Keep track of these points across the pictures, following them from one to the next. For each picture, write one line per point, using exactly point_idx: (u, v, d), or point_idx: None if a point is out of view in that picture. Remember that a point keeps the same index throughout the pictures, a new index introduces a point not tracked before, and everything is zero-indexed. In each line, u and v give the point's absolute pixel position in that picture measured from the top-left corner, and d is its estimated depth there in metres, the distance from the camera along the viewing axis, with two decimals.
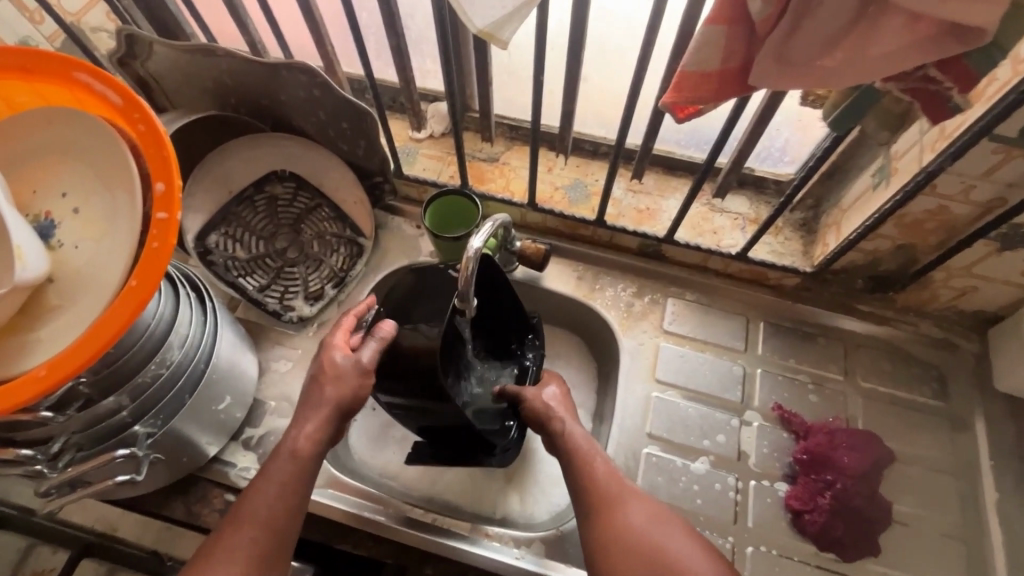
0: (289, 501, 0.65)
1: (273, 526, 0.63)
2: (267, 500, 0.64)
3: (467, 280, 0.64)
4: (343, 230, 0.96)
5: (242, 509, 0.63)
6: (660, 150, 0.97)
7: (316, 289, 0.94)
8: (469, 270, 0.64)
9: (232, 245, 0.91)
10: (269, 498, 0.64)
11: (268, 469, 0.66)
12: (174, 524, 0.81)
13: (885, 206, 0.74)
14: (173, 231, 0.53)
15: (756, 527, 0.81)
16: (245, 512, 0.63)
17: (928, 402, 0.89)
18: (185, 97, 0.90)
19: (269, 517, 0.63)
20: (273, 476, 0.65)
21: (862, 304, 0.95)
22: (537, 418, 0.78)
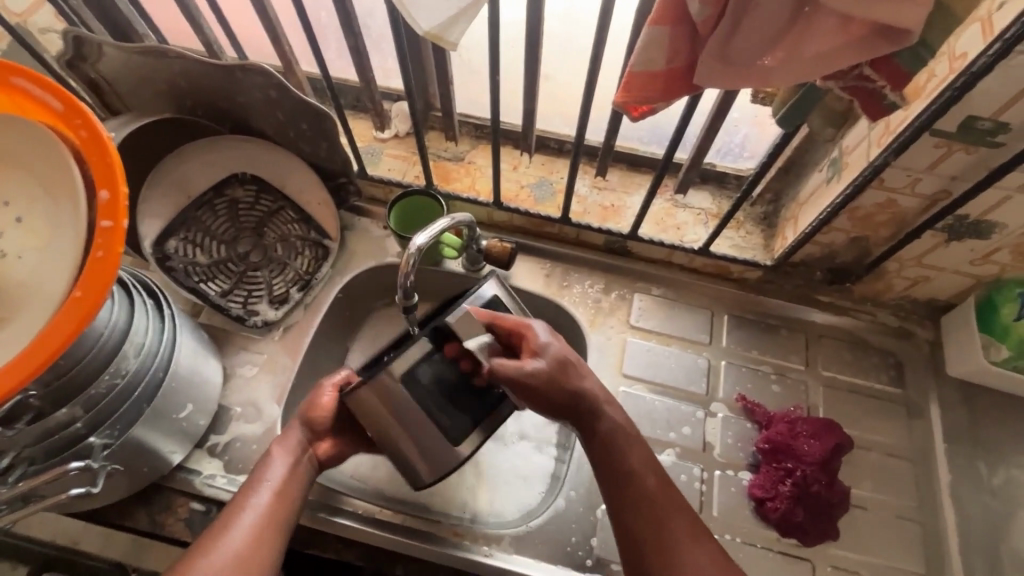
0: (283, 492, 0.67)
1: (271, 517, 0.64)
2: (263, 492, 0.66)
3: (406, 271, 0.71)
4: (308, 232, 0.95)
5: (237, 506, 0.64)
6: (623, 147, 0.98)
7: (281, 293, 0.93)
8: (408, 265, 0.70)
9: (194, 251, 0.90)
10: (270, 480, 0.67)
11: (259, 469, 0.69)
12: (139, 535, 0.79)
13: (837, 200, 0.75)
14: (119, 240, 0.52)
15: (720, 516, 0.83)
16: (245, 504, 0.64)
17: (885, 388, 0.92)
18: (139, 100, 0.88)
19: (267, 506, 0.65)
20: (267, 473, 0.68)
21: (821, 295, 0.97)
22: (559, 402, 0.69)
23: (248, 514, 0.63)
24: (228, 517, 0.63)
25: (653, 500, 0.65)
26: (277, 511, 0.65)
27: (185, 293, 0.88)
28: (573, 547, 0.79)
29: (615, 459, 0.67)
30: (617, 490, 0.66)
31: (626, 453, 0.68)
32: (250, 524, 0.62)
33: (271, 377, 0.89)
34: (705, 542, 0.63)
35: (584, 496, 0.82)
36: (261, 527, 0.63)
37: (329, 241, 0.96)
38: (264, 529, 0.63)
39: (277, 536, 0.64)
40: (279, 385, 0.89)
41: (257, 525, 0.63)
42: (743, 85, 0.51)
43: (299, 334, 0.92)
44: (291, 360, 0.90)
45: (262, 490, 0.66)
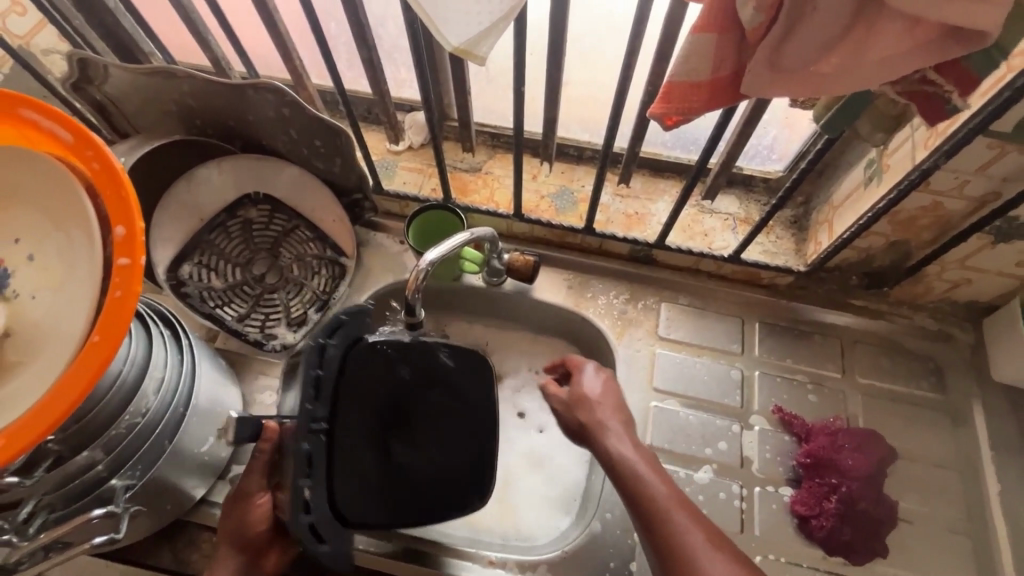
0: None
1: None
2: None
3: (415, 290, 0.64)
4: (323, 251, 0.93)
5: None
6: (646, 152, 0.95)
7: (297, 315, 0.90)
8: (418, 281, 0.63)
9: (208, 275, 0.87)
10: None
11: None
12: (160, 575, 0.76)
13: (878, 204, 0.72)
14: (137, 278, 0.49)
15: (762, 535, 0.79)
16: None
17: (926, 395, 0.89)
18: (147, 120, 0.85)
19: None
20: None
21: (856, 300, 0.93)
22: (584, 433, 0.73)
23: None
24: None
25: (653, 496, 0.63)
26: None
27: (201, 319, 0.86)
28: (611, 572, 0.76)
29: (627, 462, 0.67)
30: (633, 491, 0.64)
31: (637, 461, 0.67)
32: None
33: None
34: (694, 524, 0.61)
35: (619, 519, 0.80)
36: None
37: (347, 259, 0.93)
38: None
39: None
40: None
41: None
42: (798, 94, 0.47)
43: None
44: None
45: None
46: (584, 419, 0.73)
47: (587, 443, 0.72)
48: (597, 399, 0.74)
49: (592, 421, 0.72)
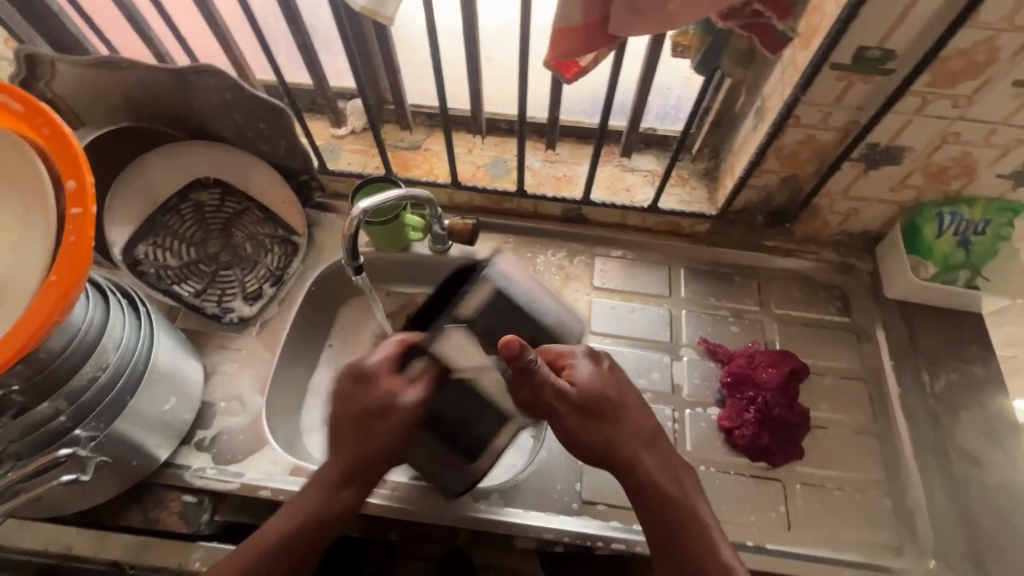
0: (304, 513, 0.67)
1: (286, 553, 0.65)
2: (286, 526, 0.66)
3: (351, 236, 0.75)
4: (274, 229, 0.99)
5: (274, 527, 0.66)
6: (569, 120, 1.04)
7: (253, 289, 0.96)
8: (352, 228, 0.74)
9: (164, 255, 0.92)
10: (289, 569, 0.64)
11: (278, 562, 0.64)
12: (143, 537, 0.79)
13: (762, 142, 0.82)
14: (90, 225, 0.55)
15: (694, 449, 0.87)
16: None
17: (833, 318, 1.00)
18: (96, 114, 0.90)
19: (303, 527, 0.66)
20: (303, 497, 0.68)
21: (767, 240, 1.03)
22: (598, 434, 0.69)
23: (267, 545, 0.64)
24: None
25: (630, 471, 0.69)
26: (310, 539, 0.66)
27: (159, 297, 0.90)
28: (559, 493, 0.83)
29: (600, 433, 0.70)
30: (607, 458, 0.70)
31: (660, 480, 0.68)
32: None
33: (253, 370, 0.92)
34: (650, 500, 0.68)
35: (564, 446, 0.86)
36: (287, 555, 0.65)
37: (298, 236, 1.00)
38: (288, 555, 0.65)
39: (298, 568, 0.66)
40: (261, 376, 0.92)
41: None
42: (654, 31, 0.56)
43: (275, 328, 0.95)
44: (270, 353, 0.93)
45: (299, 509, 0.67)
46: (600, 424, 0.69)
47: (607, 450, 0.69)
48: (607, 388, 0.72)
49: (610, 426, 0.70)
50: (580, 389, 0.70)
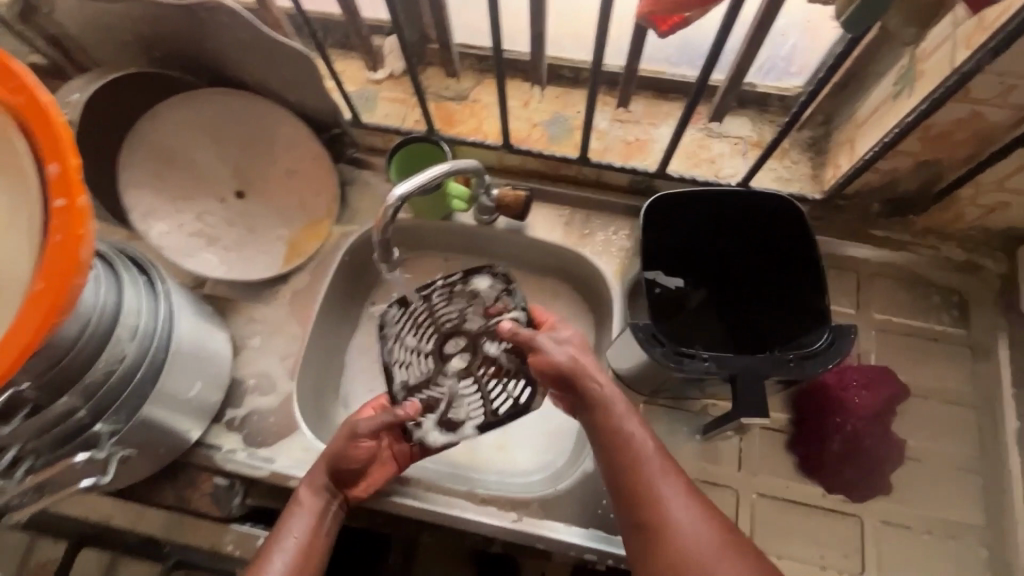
0: (311, 547, 0.65)
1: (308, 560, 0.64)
2: (291, 544, 0.63)
3: (385, 226, 0.65)
4: (497, 285, 0.81)
5: (270, 550, 0.63)
6: (647, 71, 0.86)
7: (462, 418, 0.75)
8: (385, 219, 0.64)
9: (414, 340, 0.81)
10: (293, 535, 0.64)
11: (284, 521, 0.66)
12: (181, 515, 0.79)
13: (908, 118, 0.64)
14: (78, 221, 0.47)
15: (761, 473, 0.77)
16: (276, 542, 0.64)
17: (945, 329, 0.84)
18: (107, 53, 0.80)
19: (299, 549, 0.64)
20: (291, 525, 0.65)
21: (877, 230, 0.86)
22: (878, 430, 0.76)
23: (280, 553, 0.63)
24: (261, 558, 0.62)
25: (673, 497, 0.58)
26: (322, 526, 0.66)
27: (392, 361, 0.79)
28: (604, 509, 0.75)
29: (613, 449, 0.61)
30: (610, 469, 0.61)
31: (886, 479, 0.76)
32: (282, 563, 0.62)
33: (284, 343, 0.86)
34: (707, 508, 0.58)
35: None
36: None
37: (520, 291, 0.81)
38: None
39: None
40: (292, 353, 0.86)
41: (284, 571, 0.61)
42: None
43: (306, 298, 0.89)
44: (300, 327, 0.87)
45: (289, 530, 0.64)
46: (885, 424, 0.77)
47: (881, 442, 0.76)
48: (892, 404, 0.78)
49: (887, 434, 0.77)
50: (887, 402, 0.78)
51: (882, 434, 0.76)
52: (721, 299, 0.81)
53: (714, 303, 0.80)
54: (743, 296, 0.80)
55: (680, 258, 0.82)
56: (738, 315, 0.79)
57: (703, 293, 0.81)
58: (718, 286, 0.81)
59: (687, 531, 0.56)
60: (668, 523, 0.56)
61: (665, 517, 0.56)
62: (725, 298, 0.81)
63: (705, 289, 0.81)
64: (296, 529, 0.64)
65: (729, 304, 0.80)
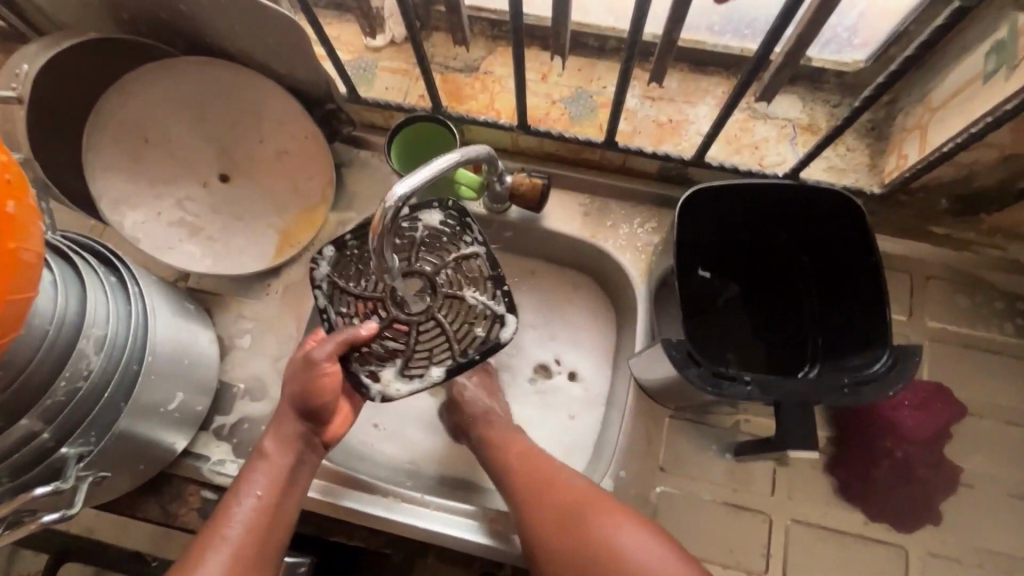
0: (276, 505, 0.59)
1: (270, 523, 0.58)
2: (251, 503, 0.58)
3: (382, 232, 0.56)
4: (492, 299, 0.69)
5: (226, 515, 0.57)
6: (685, 40, 0.75)
7: (423, 363, 0.67)
8: (383, 223, 0.55)
9: (370, 279, 0.68)
10: (255, 493, 0.58)
11: (246, 476, 0.60)
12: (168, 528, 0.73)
13: (1005, 106, 0.53)
14: (8, 233, 0.38)
15: (796, 497, 0.71)
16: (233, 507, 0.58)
17: (1009, 341, 0.75)
18: (67, 14, 0.70)
19: (263, 508, 0.58)
20: (253, 482, 0.59)
21: (938, 227, 0.76)
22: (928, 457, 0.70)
23: (239, 514, 0.57)
24: (216, 523, 0.56)
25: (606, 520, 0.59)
26: (284, 493, 0.60)
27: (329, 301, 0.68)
28: None
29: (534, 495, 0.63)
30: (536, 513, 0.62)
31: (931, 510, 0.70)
32: (240, 530, 0.56)
33: (275, 344, 0.79)
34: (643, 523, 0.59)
35: (637, 477, 0.71)
36: (252, 538, 0.56)
37: (515, 317, 0.69)
38: (249, 549, 0.56)
39: (267, 557, 0.57)
40: (285, 354, 0.79)
41: (242, 537, 0.56)
42: None
43: (300, 294, 0.81)
44: (293, 326, 0.80)
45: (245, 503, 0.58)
46: (937, 451, 0.70)
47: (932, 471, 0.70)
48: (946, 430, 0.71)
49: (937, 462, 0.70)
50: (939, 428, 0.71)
51: (932, 462, 0.70)
52: (755, 301, 0.75)
53: (747, 304, 0.75)
54: (778, 300, 0.74)
55: (716, 251, 0.75)
56: (772, 321, 0.74)
57: (735, 291, 0.75)
58: (754, 284, 0.75)
59: (646, 561, 0.56)
60: (607, 544, 0.57)
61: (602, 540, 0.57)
62: (761, 301, 0.75)
63: (738, 287, 0.75)
64: (256, 488, 0.59)
65: (763, 307, 0.74)
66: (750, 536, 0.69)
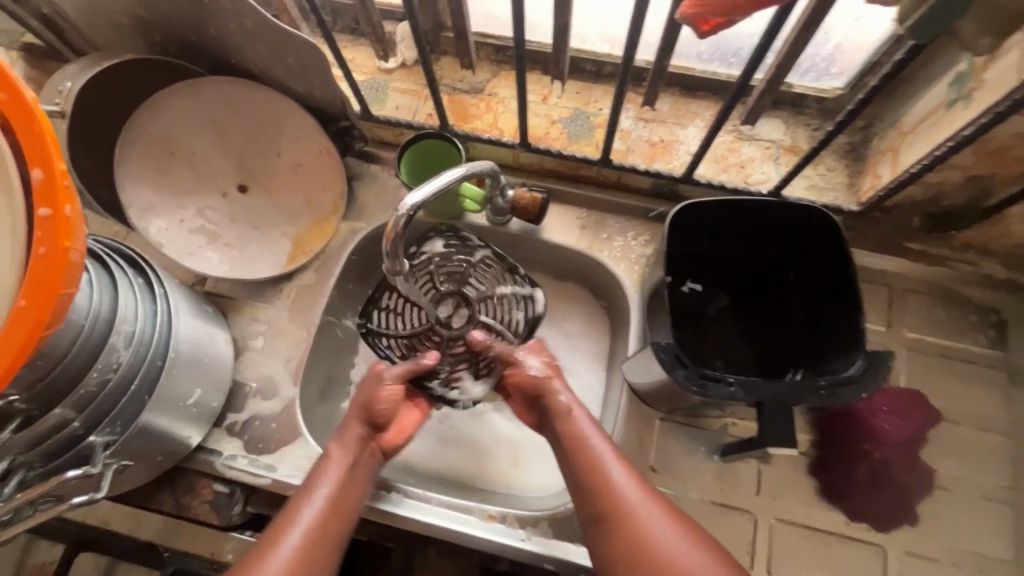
0: (342, 499, 0.61)
1: (337, 517, 0.60)
2: (320, 498, 0.60)
3: (394, 238, 0.61)
4: (518, 284, 0.79)
5: (297, 508, 0.60)
6: (676, 67, 0.81)
7: (464, 379, 0.76)
8: (395, 230, 0.60)
9: (413, 317, 0.79)
10: (325, 489, 0.61)
11: (318, 470, 0.63)
12: (180, 520, 0.77)
13: (964, 132, 0.58)
14: (65, 232, 0.43)
15: (781, 496, 0.74)
16: (305, 500, 0.60)
17: (982, 351, 0.79)
18: (103, 35, 0.76)
19: (328, 501, 0.60)
20: (323, 478, 0.62)
21: (914, 243, 0.81)
22: (905, 460, 0.73)
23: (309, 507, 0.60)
24: (289, 513, 0.59)
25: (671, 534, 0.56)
26: (347, 488, 0.63)
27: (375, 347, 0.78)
28: None
29: (605, 487, 0.60)
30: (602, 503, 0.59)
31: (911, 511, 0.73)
32: (311, 520, 0.58)
33: (286, 346, 0.83)
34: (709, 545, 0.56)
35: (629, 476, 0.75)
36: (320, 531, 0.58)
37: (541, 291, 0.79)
38: (317, 538, 0.58)
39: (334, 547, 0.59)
40: (295, 356, 0.83)
41: (310, 527, 0.58)
42: None
43: (311, 298, 0.85)
44: (304, 329, 0.84)
45: (314, 500, 0.60)
46: (913, 454, 0.74)
47: (911, 473, 0.73)
48: (922, 434, 0.75)
49: (915, 464, 0.73)
50: (916, 433, 0.74)
51: (910, 464, 0.73)
52: (742, 311, 0.79)
53: (734, 315, 0.79)
54: (765, 311, 0.78)
55: (705, 265, 0.80)
56: (759, 330, 0.78)
57: (724, 303, 0.80)
58: (742, 296, 0.80)
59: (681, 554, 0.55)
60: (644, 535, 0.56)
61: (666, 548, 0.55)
62: (748, 311, 0.79)
63: (725, 299, 0.80)
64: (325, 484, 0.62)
65: (751, 317, 0.79)
66: (735, 534, 0.73)
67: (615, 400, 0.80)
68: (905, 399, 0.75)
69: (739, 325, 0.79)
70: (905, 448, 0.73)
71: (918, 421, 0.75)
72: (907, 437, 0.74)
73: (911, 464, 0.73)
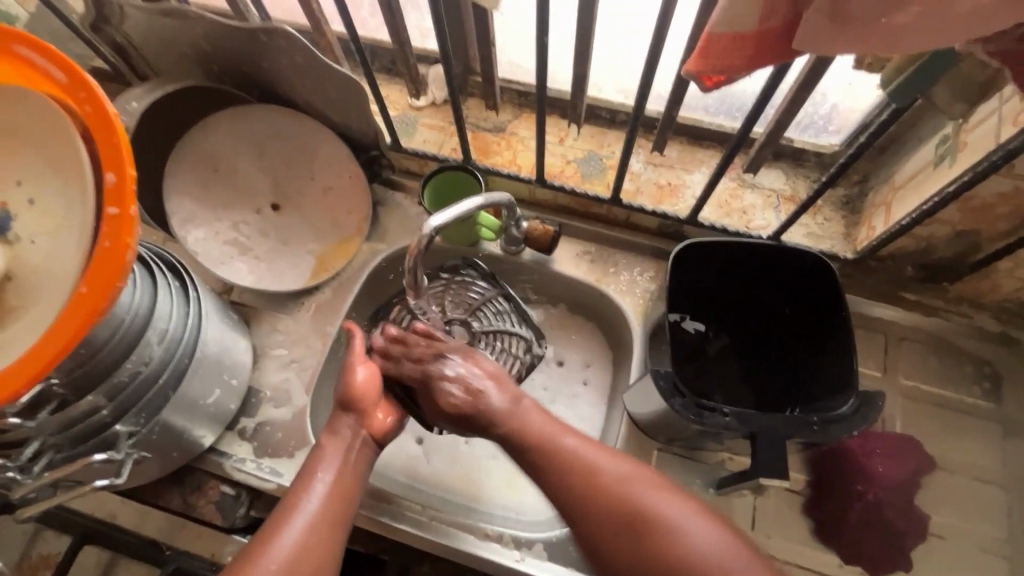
0: (341, 486, 0.61)
1: (337, 506, 0.60)
2: (320, 486, 0.60)
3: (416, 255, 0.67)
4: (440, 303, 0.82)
5: (296, 494, 0.60)
6: (685, 118, 0.87)
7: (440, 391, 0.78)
8: (417, 248, 0.65)
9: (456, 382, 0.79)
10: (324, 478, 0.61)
11: (315, 459, 0.63)
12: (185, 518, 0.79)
13: (946, 189, 0.63)
14: (127, 229, 0.48)
15: (776, 533, 0.75)
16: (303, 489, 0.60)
17: (978, 403, 0.81)
18: (165, 63, 0.84)
19: (329, 490, 0.60)
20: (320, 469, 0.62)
21: (908, 293, 0.85)
22: (898, 503, 0.74)
23: (310, 494, 0.59)
24: (289, 500, 0.59)
25: (649, 490, 0.57)
26: (347, 478, 0.62)
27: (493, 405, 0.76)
28: None
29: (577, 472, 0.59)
30: (576, 496, 0.58)
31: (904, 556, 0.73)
32: (312, 508, 0.58)
33: (302, 357, 0.87)
34: (705, 512, 0.57)
35: None
36: (321, 519, 0.58)
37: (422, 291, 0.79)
38: (320, 523, 0.58)
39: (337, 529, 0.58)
40: (310, 366, 0.86)
41: (312, 513, 0.58)
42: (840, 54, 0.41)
43: (329, 313, 0.90)
44: (320, 342, 0.88)
45: (312, 492, 0.60)
46: (907, 498, 0.75)
47: (904, 517, 0.74)
48: (915, 479, 0.76)
49: (908, 510, 0.74)
50: (909, 478, 0.75)
51: (904, 508, 0.74)
52: (741, 351, 0.83)
53: (733, 355, 0.83)
54: (763, 353, 0.82)
55: (706, 307, 0.84)
56: (756, 370, 0.81)
57: (722, 344, 0.83)
58: (739, 338, 0.83)
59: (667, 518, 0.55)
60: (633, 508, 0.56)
61: (658, 515, 0.55)
62: (746, 351, 0.82)
63: (723, 339, 0.84)
64: (325, 472, 0.61)
65: (748, 358, 0.82)
66: None
67: (614, 430, 0.83)
68: (899, 444, 0.77)
69: (736, 363, 0.82)
70: (898, 491, 0.74)
71: (911, 466, 0.76)
72: (901, 481, 0.75)
73: (905, 509, 0.74)
